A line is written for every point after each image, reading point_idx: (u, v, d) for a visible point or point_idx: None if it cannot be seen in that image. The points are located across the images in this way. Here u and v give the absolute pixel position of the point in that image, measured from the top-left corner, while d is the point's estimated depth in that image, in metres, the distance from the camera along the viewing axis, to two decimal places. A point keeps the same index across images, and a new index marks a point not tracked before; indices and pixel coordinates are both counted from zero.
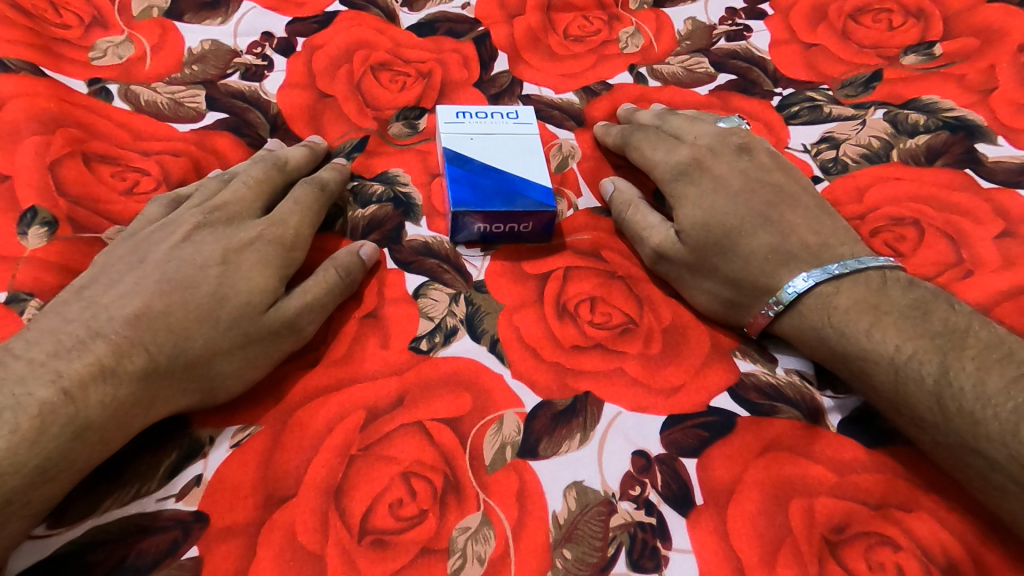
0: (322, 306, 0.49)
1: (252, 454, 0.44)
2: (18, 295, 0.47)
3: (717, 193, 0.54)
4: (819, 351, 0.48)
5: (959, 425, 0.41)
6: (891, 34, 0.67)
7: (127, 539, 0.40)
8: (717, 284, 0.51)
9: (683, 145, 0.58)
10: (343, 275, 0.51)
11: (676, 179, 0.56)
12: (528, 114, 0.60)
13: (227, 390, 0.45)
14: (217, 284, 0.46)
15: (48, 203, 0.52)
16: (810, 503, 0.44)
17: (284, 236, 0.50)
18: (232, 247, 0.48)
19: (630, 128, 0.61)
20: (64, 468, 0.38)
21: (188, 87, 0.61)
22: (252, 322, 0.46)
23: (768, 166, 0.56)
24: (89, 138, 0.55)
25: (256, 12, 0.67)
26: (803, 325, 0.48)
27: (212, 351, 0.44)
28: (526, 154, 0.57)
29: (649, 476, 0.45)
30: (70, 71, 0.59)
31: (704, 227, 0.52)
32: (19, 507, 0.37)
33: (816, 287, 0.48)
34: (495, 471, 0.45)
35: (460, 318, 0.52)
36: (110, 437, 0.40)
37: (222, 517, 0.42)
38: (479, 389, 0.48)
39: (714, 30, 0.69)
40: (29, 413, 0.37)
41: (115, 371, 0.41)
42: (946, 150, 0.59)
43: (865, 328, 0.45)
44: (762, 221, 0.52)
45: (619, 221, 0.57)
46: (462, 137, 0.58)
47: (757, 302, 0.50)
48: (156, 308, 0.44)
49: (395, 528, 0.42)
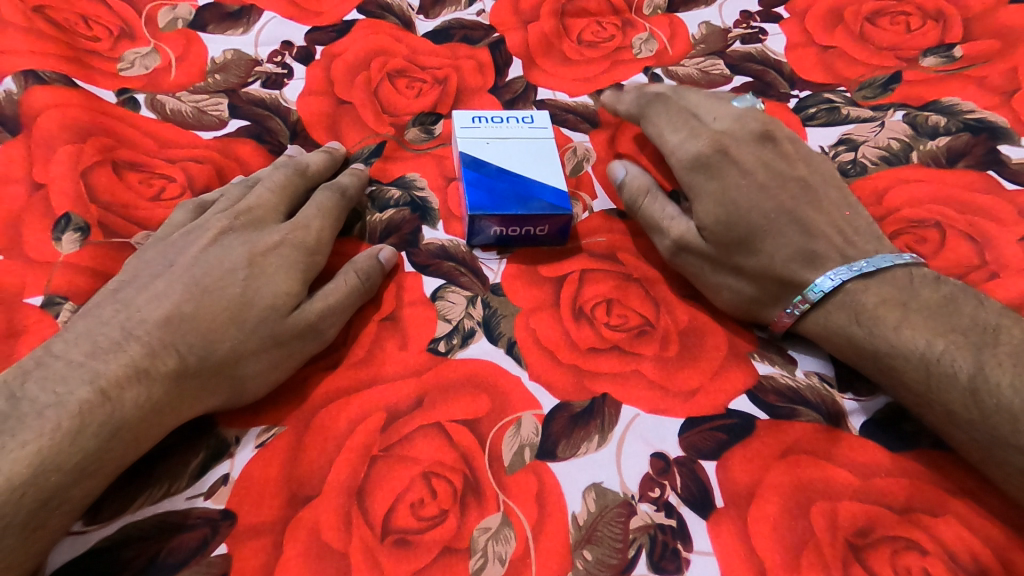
0: (343, 309, 0.50)
1: (277, 454, 0.45)
2: (53, 298, 0.49)
3: (741, 182, 0.54)
4: (847, 350, 0.47)
5: (996, 421, 0.41)
6: (910, 36, 0.67)
7: (158, 537, 0.41)
8: (738, 282, 0.52)
9: (702, 135, 0.57)
10: (363, 278, 0.52)
11: (694, 171, 0.56)
12: (543, 119, 0.61)
13: (256, 391, 0.46)
14: (244, 287, 0.47)
15: (80, 210, 0.53)
16: (833, 506, 0.43)
17: (307, 240, 0.51)
18: (257, 251, 0.49)
19: (649, 121, 0.61)
20: (102, 466, 0.39)
21: (211, 95, 0.62)
22: (279, 325, 0.47)
23: (792, 159, 0.56)
24: (117, 146, 0.57)
25: (277, 22, 0.68)
26: (828, 324, 0.48)
27: (241, 353, 0.45)
28: (540, 157, 0.58)
29: (668, 478, 0.45)
30: (99, 81, 0.61)
31: (728, 222, 0.52)
32: (60, 504, 0.38)
33: (845, 284, 0.48)
34: (515, 472, 0.45)
35: (478, 321, 0.52)
36: (146, 435, 0.42)
37: (249, 515, 0.43)
38: (497, 392, 0.49)
39: (729, 34, 0.69)
40: (70, 412, 0.39)
41: (150, 372, 0.42)
42: (968, 152, 0.59)
43: (894, 325, 0.45)
44: (787, 215, 0.52)
45: (639, 207, 0.57)
46: (477, 141, 0.58)
47: (781, 300, 0.51)
48: (186, 311, 0.45)
49: (417, 528, 0.43)
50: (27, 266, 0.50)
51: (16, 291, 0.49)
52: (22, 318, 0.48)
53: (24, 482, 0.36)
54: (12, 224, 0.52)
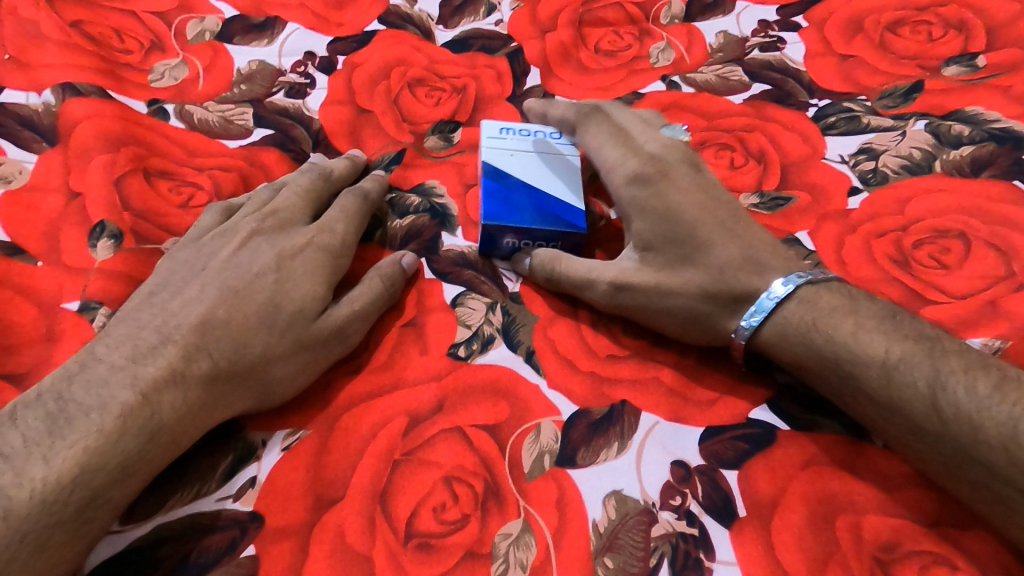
0: (368, 315, 0.51)
1: (302, 457, 0.46)
2: (89, 303, 0.50)
3: (680, 201, 0.53)
4: (807, 359, 0.46)
5: (962, 432, 0.40)
6: (931, 46, 0.66)
7: (188, 537, 0.42)
8: (690, 292, 0.50)
9: (639, 149, 0.56)
10: (387, 284, 0.52)
11: (631, 189, 0.54)
12: (570, 135, 0.61)
13: (286, 395, 0.47)
14: (273, 291, 0.48)
15: (114, 217, 0.55)
16: (857, 519, 0.43)
17: (333, 247, 0.53)
18: (285, 255, 0.51)
19: (587, 133, 0.59)
20: (142, 466, 0.40)
21: (237, 105, 0.64)
22: (306, 330, 0.48)
23: (720, 183, 0.55)
24: (149, 155, 0.59)
25: (300, 33, 0.70)
26: (789, 326, 0.47)
27: (271, 357, 0.46)
28: (564, 173, 0.58)
29: (689, 486, 0.45)
30: (131, 92, 0.63)
31: (666, 242, 0.52)
32: (103, 503, 0.39)
33: (797, 291, 0.48)
34: (535, 479, 0.46)
35: (497, 327, 0.53)
36: (183, 438, 0.43)
37: (276, 517, 0.43)
38: (517, 399, 0.49)
39: (746, 43, 0.70)
40: (113, 414, 0.40)
41: (185, 376, 0.43)
42: (993, 162, 0.58)
43: (848, 331, 0.44)
44: (727, 232, 0.51)
45: (558, 274, 0.53)
46: (501, 151, 0.59)
47: (736, 312, 0.49)
48: (218, 316, 0.46)
49: (439, 532, 0.43)
50: (64, 271, 0.52)
51: (55, 295, 0.50)
52: (60, 322, 0.49)
53: (71, 481, 0.37)
54: (49, 230, 0.54)
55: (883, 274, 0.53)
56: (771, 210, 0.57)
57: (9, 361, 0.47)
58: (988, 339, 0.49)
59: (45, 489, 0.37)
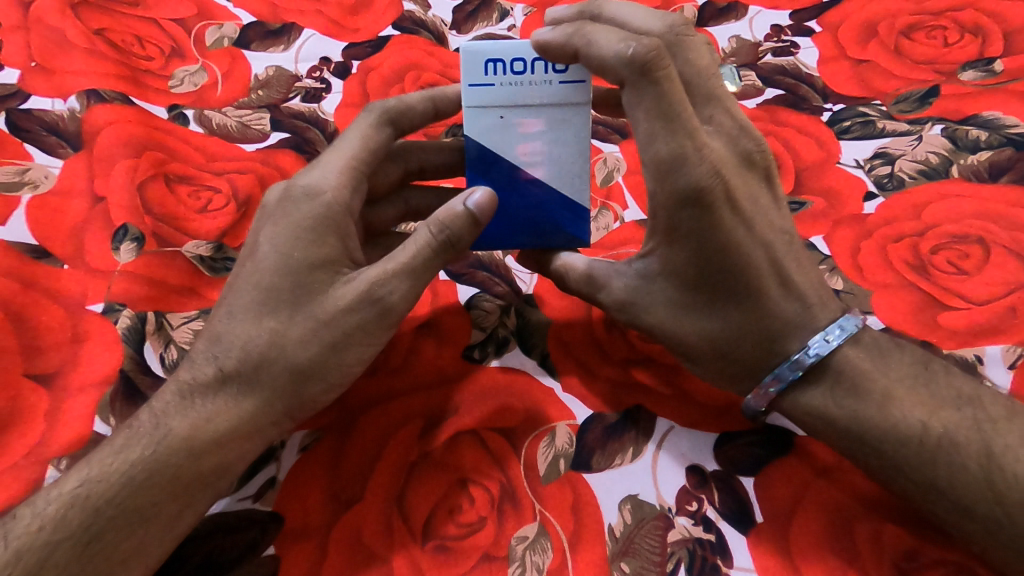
0: (415, 275, 0.46)
1: (319, 458, 0.46)
2: (112, 305, 0.51)
3: (734, 240, 0.47)
4: (829, 436, 0.44)
5: (985, 456, 0.40)
6: (947, 50, 0.66)
7: (210, 537, 0.43)
8: (699, 344, 0.48)
9: (705, 154, 0.46)
10: (438, 234, 0.47)
11: (678, 212, 0.47)
12: (578, 70, 0.49)
13: (305, 374, 0.44)
14: (272, 274, 0.46)
15: (137, 221, 0.56)
16: (876, 526, 0.43)
17: (337, 199, 0.49)
18: (284, 228, 0.47)
19: (639, 103, 0.46)
20: (153, 475, 0.39)
21: (254, 110, 0.65)
22: (321, 304, 0.45)
23: (774, 203, 0.51)
24: (169, 160, 0.60)
25: (316, 39, 0.71)
26: (807, 404, 0.45)
27: (283, 341, 0.44)
28: (569, 148, 0.51)
29: (706, 492, 0.45)
30: (152, 98, 0.64)
31: (700, 282, 0.48)
32: (118, 515, 0.38)
33: (826, 358, 0.45)
34: (550, 482, 0.46)
35: (511, 330, 0.53)
36: (205, 443, 0.41)
37: (295, 519, 0.44)
38: (533, 403, 0.49)
39: (760, 47, 0.70)
40: (122, 434, 0.41)
41: (196, 384, 0.44)
42: (1012, 167, 0.58)
43: (876, 409, 0.43)
44: (772, 278, 0.47)
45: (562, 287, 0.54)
46: (490, 115, 0.50)
47: (754, 378, 0.47)
48: (224, 323, 0.46)
49: (456, 534, 0.43)
50: (88, 273, 0.53)
51: (80, 297, 0.51)
52: (84, 323, 0.50)
53: (80, 496, 0.38)
54: (73, 234, 0.54)
55: (899, 279, 0.53)
56: None
57: (35, 361, 0.48)
58: (1009, 347, 0.49)
59: (70, 510, 0.38)
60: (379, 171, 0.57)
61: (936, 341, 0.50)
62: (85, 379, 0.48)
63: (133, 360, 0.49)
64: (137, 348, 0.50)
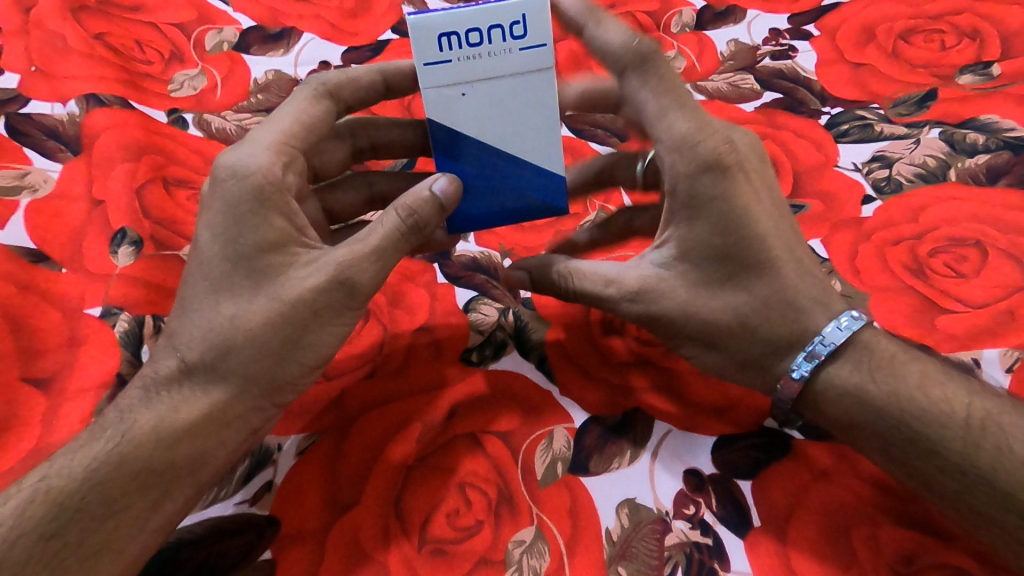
0: (383, 254, 0.45)
1: (316, 461, 0.46)
2: (110, 309, 0.51)
3: (751, 206, 0.47)
4: (865, 413, 0.43)
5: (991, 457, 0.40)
6: (945, 54, 0.66)
7: (207, 541, 0.43)
8: (724, 320, 0.47)
9: (713, 129, 0.48)
10: (406, 217, 0.46)
11: (695, 180, 0.47)
12: (537, 34, 0.46)
13: (273, 357, 0.43)
14: (226, 256, 0.44)
15: (135, 224, 0.56)
16: (874, 530, 0.43)
17: (269, 175, 0.45)
18: (227, 205, 0.45)
19: (643, 86, 0.50)
20: (117, 470, 0.39)
21: (253, 114, 0.65)
22: (282, 284, 0.43)
23: (771, 178, 0.49)
24: (168, 164, 0.60)
25: (315, 43, 0.71)
26: (837, 382, 0.44)
27: (244, 325, 0.42)
28: (534, 115, 0.48)
29: (703, 495, 0.45)
30: (152, 102, 0.64)
31: (719, 257, 0.47)
32: (84, 511, 0.38)
33: (857, 335, 0.45)
34: (547, 485, 0.46)
35: (509, 333, 0.53)
36: (170, 434, 0.40)
37: (292, 522, 0.44)
38: (531, 406, 0.49)
39: (758, 50, 0.70)
40: (87, 432, 0.41)
41: (160, 377, 0.42)
42: (1009, 170, 0.58)
43: (912, 384, 0.42)
44: (785, 250, 0.47)
45: (574, 291, 0.51)
46: (450, 92, 0.47)
47: (785, 355, 0.46)
48: (182, 313, 0.44)
49: (453, 538, 0.43)
50: (87, 277, 0.53)
51: (78, 301, 0.51)
52: (82, 327, 0.50)
53: (41, 492, 0.38)
54: (72, 238, 0.55)
55: (897, 282, 0.53)
56: None
57: (33, 365, 0.48)
58: (1007, 350, 0.49)
59: (32, 505, 0.37)
60: (326, 151, 0.56)
61: (933, 344, 0.50)
62: (83, 383, 0.48)
63: (131, 363, 0.49)
64: (135, 351, 0.50)
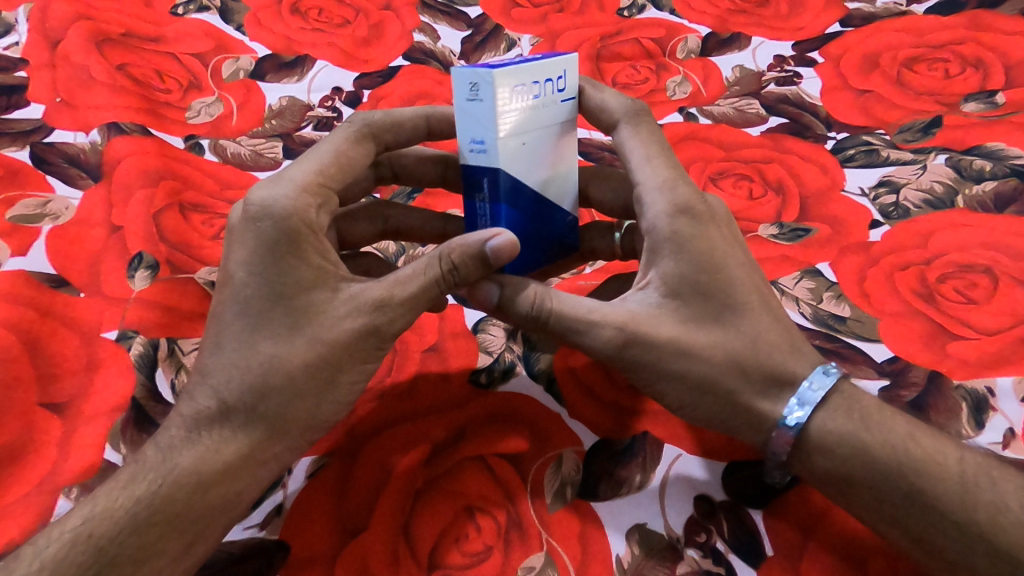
0: (420, 300, 0.46)
1: (326, 485, 0.46)
2: (126, 332, 0.52)
3: (728, 250, 0.48)
4: (862, 462, 0.42)
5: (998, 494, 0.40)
6: (949, 82, 0.67)
7: (217, 566, 0.43)
8: (717, 357, 0.45)
9: (689, 179, 0.50)
10: (449, 264, 0.46)
11: (678, 218, 0.47)
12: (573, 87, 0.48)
13: (311, 397, 0.44)
14: (267, 297, 0.44)
15: (152, 249, 0.57)
16: (890, 562, 0.42)
17: (307, 219, 0.46)
18: (265, 245, 0.45)
19: (633, 136, 0.52)
20: (157, 514, 0.39)
21: (267, 139, 0.66)
22: (321, 325, 0.44)
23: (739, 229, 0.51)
24: (185, 189, 0.61)
25: (329, 70, 0.73)
26: (830, 430, 0.43)
27: (283, 367, 0.43)
28: (565, 161, 0.49)
29: (714, 523, 0.45)
30: (171, 129, 0.66)
31: (704, 295, 0.46)
32: (123, 556, 0.38)
33: (839, 383, 0.45)
34: (557, 510, 0.45)
35: (517, 355, 0.54)
36: (211, 476, 0.41)
37: (301, 548, 0.44)
38: (540, 430, 0.49)
39: (763, 76, 0.71)
40: (126, 475, 0.41)
41: (198, 417, 0.43)
42: (1018, 198, 0.58)
43: (904, 435, 0.42)
44: (762, 297, 0.47)
45: (553, 313, 0.47)
46: (515, 142, 0.45)
47: (777, 399, 0.45)
48: (218, 352, 0.44)
49: (462, 564, 0.43)
50: (104, 301, 0.54)
51: (95, 325, 0.52)
52: (98, 352, 0.51)
53: (82, 537, 0.38)
54: (90, 263, 0.56)
55: (907, 307, 0.52)
56: (790, 240, 0.58)
57: (49, 390, 0.48)
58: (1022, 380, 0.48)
59: (71, 550, 0.37)
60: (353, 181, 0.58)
61: (946, 372, 0.49)
62: (97, 406, 0.48)
63: (145, 387, 0.50)
64: (149, 376, 0.50)
